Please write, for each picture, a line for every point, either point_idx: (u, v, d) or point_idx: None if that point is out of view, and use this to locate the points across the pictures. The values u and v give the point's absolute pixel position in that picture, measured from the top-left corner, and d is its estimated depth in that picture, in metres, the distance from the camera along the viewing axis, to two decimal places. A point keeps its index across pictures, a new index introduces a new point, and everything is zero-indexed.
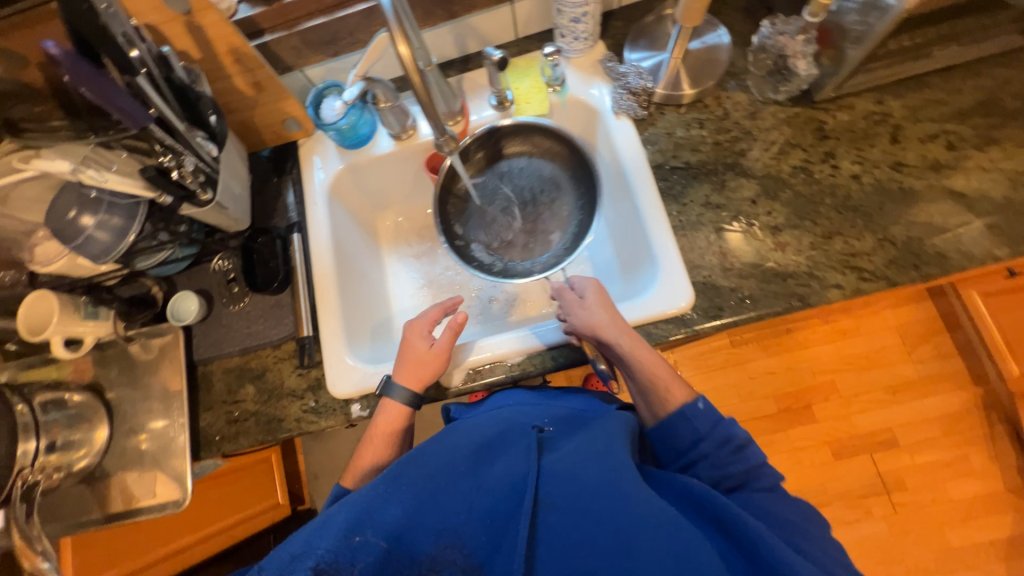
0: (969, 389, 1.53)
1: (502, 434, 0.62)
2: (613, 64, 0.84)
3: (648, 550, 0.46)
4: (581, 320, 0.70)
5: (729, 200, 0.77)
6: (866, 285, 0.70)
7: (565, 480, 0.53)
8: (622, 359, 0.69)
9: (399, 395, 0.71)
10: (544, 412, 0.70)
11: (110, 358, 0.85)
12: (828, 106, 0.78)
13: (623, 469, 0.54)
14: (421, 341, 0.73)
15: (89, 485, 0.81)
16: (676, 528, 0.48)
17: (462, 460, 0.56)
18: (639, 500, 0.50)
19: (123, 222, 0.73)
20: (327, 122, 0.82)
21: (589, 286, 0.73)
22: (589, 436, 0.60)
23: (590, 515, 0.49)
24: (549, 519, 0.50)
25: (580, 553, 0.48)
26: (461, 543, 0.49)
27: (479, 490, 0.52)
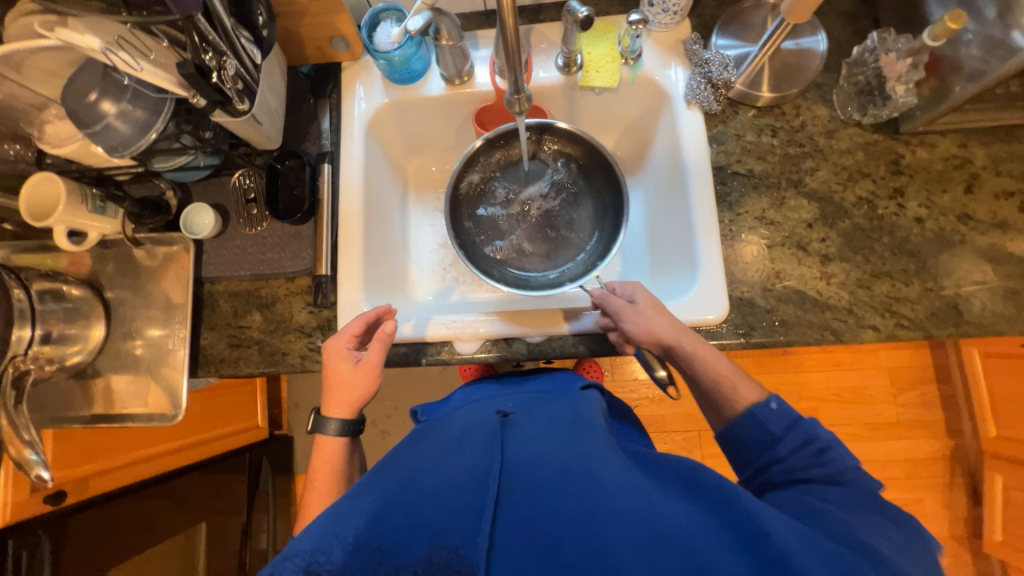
0: (942, 439, 1.57)
1: (469, 426, 0.62)
2: (698, 47, 0.78)
3: (615, 520, 0.44)
4: (637, 327, 0.65)
5: (785, 219, 0.74)
6: (902, 332, 0.69)
7: (529, 465, 0.52)
8: (686, 361, 0.64)
9: (333, 429, 0.69)
10: (508, 401, 0.72)
11: (112, 257, 0.81)
12: (909, 140, 0.74)
13: (586, 450, 0.53)
14: (347, 366, 0.68)
15: (79, 382, 0.79)
16: (642, 499, 0.46)
17: (431, 456, 0.55)
18: (602, 476, 0.49)
19: (147, 116, 0.67)
20: (380, 49, 0.75)
21: (637, 290, 0.69)
22: (557, 428, 0.60)
23: (552, 494, 0.48)
24: (512, 501, 0.48)
25: (553, 528, 0.45)
26: (451, 543, 0.44)
27: (445, 478, 0.51)
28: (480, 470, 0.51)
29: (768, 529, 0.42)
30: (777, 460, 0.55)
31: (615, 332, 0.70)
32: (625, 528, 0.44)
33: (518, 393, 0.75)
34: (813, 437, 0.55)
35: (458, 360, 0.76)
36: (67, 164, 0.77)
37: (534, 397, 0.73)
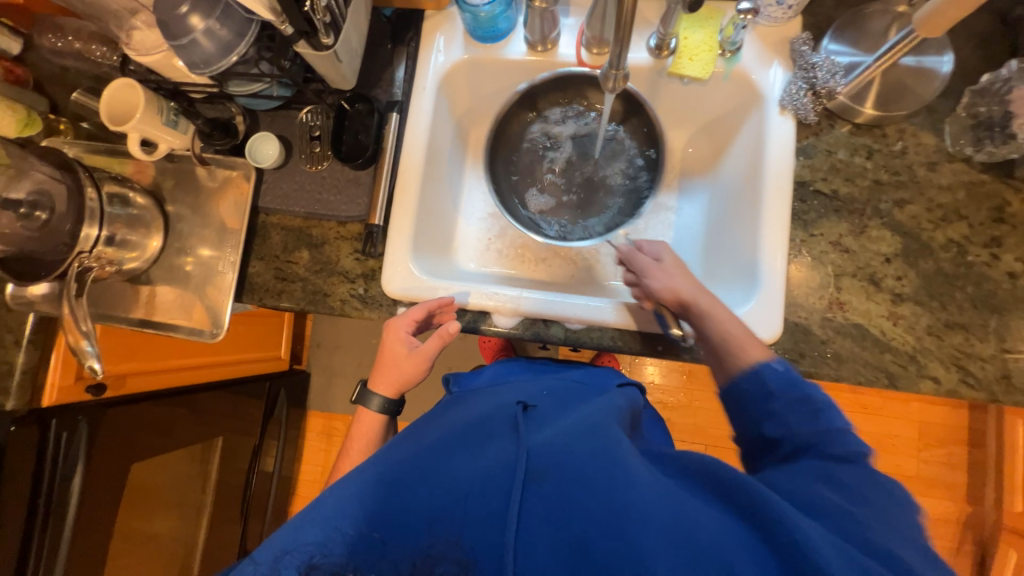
0: (958, 503, 1.51)
1: (494, 407, 0.61)
2: (807, 49, 0.71)
3: (647, 518, 0.44)
4: (659, 282, 0.70)
5: (862, 250, 0.69)
6: (964, 389, 0.65)
7: (555, 449, 0.50)
8: (698, 317, 0.66)
9: (375, 405, 0.72)
10: (543, 385, 0.71)
11: (175, 172, 0.83)
12: (1020, 187, 0.67)
13: (614, 442, 0.52)
14: (404, 351, 0.71)
15: (132, 286, 0.82)
16: (673, 500, 0.46)
17: (453, 437, 0.54)
18: (632, 472, 0.48)
19: (230, 38, 0.67)
20: (469, 1, 0.72)
21: (664, 251, 0.74)
22: (583, 416, 0.59)
23: (583, 486, 0.46)
24: (540, 490, 0.46)
25: (579, 523, 0.44)
26: (468, 535, 0.44)
27: (464, 466, 0.49)
28: (506, 453, 0.49)
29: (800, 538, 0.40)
30: (772, 416, 0.55)
31: (636, 288, 0.74)
32: (657, 527, 0.43)
33: (549, 379, 0.75)
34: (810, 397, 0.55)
35: (493, 333, 0.76)
36: (148, 74, 0.78)
37: (562, 387, 0.72)
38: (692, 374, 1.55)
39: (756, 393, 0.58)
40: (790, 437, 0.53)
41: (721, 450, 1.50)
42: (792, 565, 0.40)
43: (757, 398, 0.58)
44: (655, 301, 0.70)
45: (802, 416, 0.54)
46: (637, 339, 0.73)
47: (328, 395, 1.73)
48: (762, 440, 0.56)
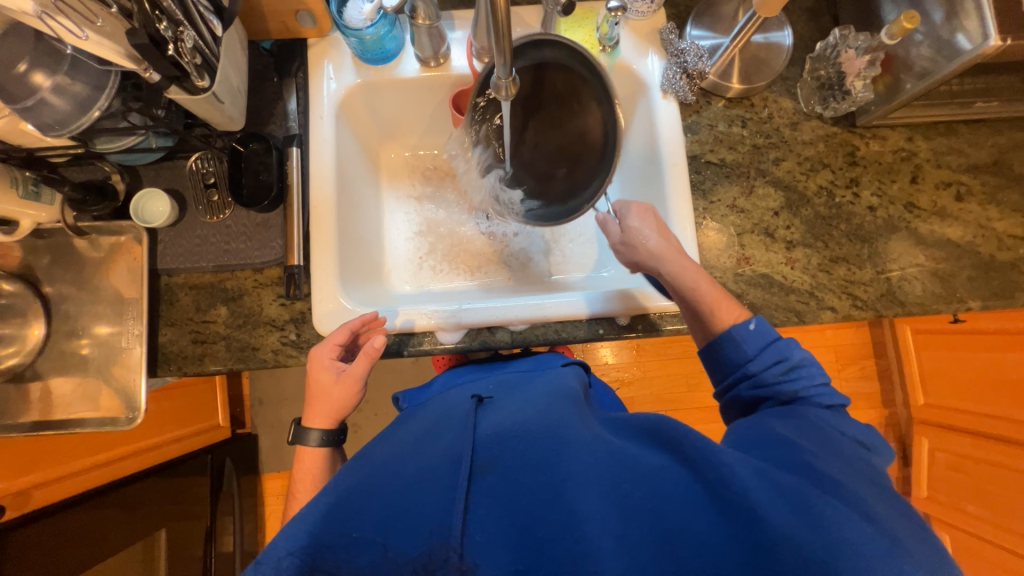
0: (878, 409, 1.73)
1: (444, 413, 0.61)
2: (674, 37, 0.79)
3: (587, 488, 0.46)
4: (625, 255, 0.69)
5: (754, 208, 0.77)
6: (856, 312, 0.75)
7: (501, 440, 0.52)
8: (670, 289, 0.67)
9: (314, 439, 0.68)
10: (490, 380, 0.74)
11: (47, 249, 0.73)
12: (864, 133, 0.79)
13: (560, 420, 0.55)
14: (332, 378, 0.67)
15: (17, 386, 0.72)
16: (613, 461, 0.48)
17: (410, 445, 0.55)
18: (575, 443, 0.50)
19: (88, 92, 0.60)
20: (351, 27, 0.71)
21: (638, 212, 0.68)
22: (525, 402, 0.61)
23: (525, 468, 0.48)
24: (484, 482, 0.48)
25: (525, 503, 0.46)
26: (432, 524, 0.44)
27: (418, 466, 0.50)
28: (454, 453, 0.51)
29: (728, 475, 0.44)
30: (748, 376, 0.60)
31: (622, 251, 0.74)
32: (591, 496, 0.45)
33: (500, 374, 0.77)
34: (789, 356, 0.59)
35: (440, 351, 0.76)
36: None
37: (510, 378, 0.73)
38: (640, 348, 1.63)
39: (737, 356, 0.61)
40: (753, 386, 0.59)
41: (679, 413, 1.60)
42: (729, 507, 0.43)
43: (738, 362, 0.60)
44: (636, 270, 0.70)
45: (766, 363, 0.59)
46: (580, 327, 0.76)
47: (281, 452, 1.61)
48: (743, 402, 0.60)
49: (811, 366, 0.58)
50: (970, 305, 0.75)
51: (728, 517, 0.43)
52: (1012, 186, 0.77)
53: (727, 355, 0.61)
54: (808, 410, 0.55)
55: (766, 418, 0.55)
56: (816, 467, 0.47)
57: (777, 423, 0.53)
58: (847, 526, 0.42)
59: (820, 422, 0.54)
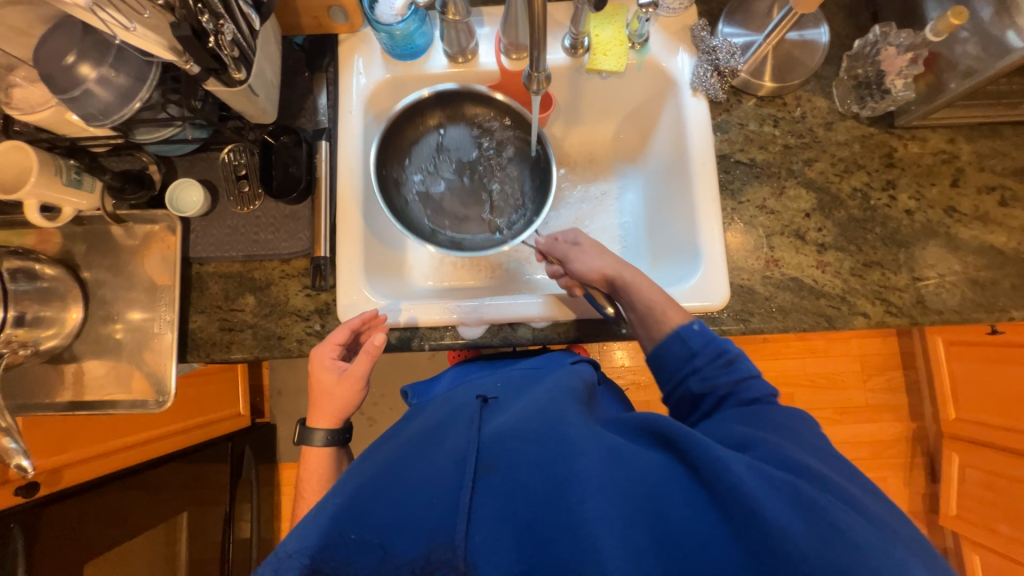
0: (905, 421, 1.68)
1: (450, 409, 0.61)
2: (705, 34, 0.77)
3: (591, 487, 0.45)
4: (583, 265, 0.72)
5: (785, 208, 0.76)
6: (890, 319, 0.72)
7: (501, 434, 0.51)
8: (628, 291, 0.70)
9: (319, 439, 0.70)
10: (500, 377, 0.74)
11: (86, 235, 0.76)
12: (902, 134, 0.76)
13: (560, 416, 0.54)
14: (336, 376, 0.69)
15: (54, 366, 0.75)
16: (616, 461, 0.48)
17: (413, 443, 0.54)
18: (576, 439, 0.50)
19: (130, 83, 0.62)
20: (382, 22, 0.72)
21: (579, 235, 0.77)
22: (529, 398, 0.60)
23: (528, 464, 0.47)
24: (488, 482, 0.47)
25: (527, 503, 0.45)
26: (432, 526, 0.44)
27: (424, 464, 0.50)
28: (457, 452, 0.50)
29: (725, 476, 0.44)
30: (694, 371, 0.60)
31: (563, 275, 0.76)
32: (598, 495, 0.44)
33: (506, 372, 0.77)
34: (728, 351, 0.60)
35: (460, 345, 0.76)
36: (37, 133, 0.70)
37: (519, 375, 0.73)
38: None
39: (681, 355, 0.62)
40: (700, 380, 0.60)
41: None
42: (731, 510, 0.42)
43: (684, 359, 0.61)
44: (583, 285, 0.73)
45: (711, 361, 0.60)
46: (600, 326, 0.76)
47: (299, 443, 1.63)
48: (690, 395, 0.61)
49: (747, 360, 0.60)
50: (1013, 314, 0.72)
51: (731, 521, 0.42)
52: None
53: (673, 354, 0.62)
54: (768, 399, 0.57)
55: (730, 420, 0.55)
56: (801, 463, 0.47)
57: (742, 425, 0.54)
58: (856, 528, 0.41)
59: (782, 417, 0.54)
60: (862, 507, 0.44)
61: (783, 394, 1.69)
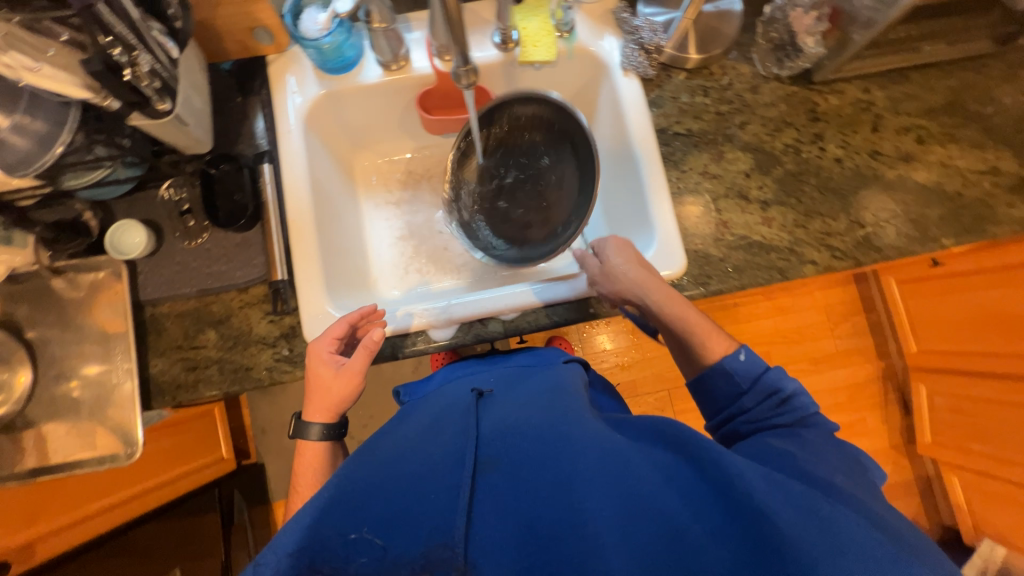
0: (874, 362, 1.77)
1: (444, 410, 0.62)
2: (627, 15, 0.80)
3: (590, 484, 0.47)
4: (606, 286, 0.71)
5: (725, 171, 0.79)
6: (837, 263, 0.76)
7: (502, 437, 0.53)
8: (660, 317, 0.69)
9: (314, 434, 0.68)
10: (493, 372, 0.76)
11: (26, 294, 0.72)
12: (822, 89, 0.81)
13: (561, 417, 0.56)
14: (337, 367, 0.67)
15: (9, 436, 0.71)
16: (619, 457, 0.49)
17: (411, 443, 0.55)
18: (578, 439, 0.51)
19: (49, 129, 0.60)
20: (307, 37, 0.71)
21: (610, 248, 0.72)
22: (526, 399, 0.62)
23: (530, 467, 0.49)
24: (487, 479, 0.49)
25: (527, 498, 0.47)
26: (432, 520, 0.45)
27: (423, 462, 0.51)
28: (455, 450, 0.52)
29: (732, 475, 0.45)
30: (742, 411, 0.61)
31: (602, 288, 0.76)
32: (601, 495, 0.46)
33: (500, 367, 0.78)
34: (781, 390, 0.60)
35: (434, 348, 0.76)
36: None
37: (511, 371, 0.75)
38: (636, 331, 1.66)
39: (728, 393, 0.63)
40: (749, 420, 0.61)
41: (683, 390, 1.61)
42: (730, 502, 0.44)
43: (733, 398, 0.62)
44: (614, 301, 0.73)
45: (760, 399, 0.61)
46: (570, 309, 0.77)
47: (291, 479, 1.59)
48: (736, 433, 0.62)
49: (804, 397, 0.60)
50: (944, 243, 0.77)
51: (734, 517, 0.43)
52: (967, 125, 0.81)
53: (720, 390, 0.63)
54: (812, 424, 0.58)
55: (765, 436, 0.57)
56: (822, 479, 0.49)
57: (777, 439, 0.56)
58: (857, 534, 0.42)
59: (821, 438, 0.56)
60: (875, 521, 0.45)
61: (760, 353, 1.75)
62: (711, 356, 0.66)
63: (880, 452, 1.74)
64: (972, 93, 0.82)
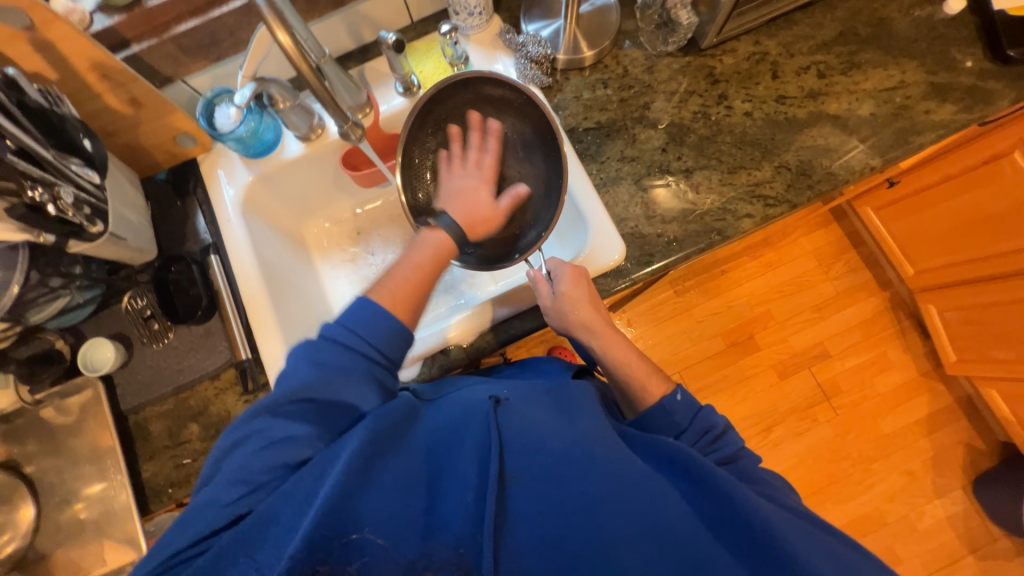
0: (879, 294, 1.73)
1: (458, 409, 0.59)
2: (512, 36, 0.84)
3: (615, 508, 0.50)
4: (554, 320, 0.72)
5: (642, 152, 0.81)
6: (772, 211, 0.77)
7: (528, 450, 0.53)
8: (597, 355, 0.73)
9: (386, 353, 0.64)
10: (505, 385, 0.67)
11: (21, 429, 0.76)
12: (714, 52, 0.84)
13: (586, 432, 0.56)
14: (374, 323, 0.56)
15: (26, 571, 0.73)
16: (646, 484, 0.52)
17: (426, 447, 0.54)
18: (603, 462, 0.53)
19: (4, 274, 0.65)
20: (224, 132, 0.77)
21: (568, 285, 0.70)
22: (544, 404, 0.61)
23: (556, 485, 0.51)
24: (515, 494, 0.51)
25: (552, 517, 0.50)
26: (456, 543, 0.48)
27: (447, 477, 0.52)
28: (480, 464, 0.52)
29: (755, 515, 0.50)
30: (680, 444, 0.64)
31: None
32: (627, 522, 0.49)
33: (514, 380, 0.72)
34: (714, 427, 0.65)
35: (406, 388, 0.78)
36: None
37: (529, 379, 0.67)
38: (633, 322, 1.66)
39: (669, 423, 0.65)
40: None
41: None
42: (733, 526, 0.51)
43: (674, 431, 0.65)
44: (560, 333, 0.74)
45: (697, 435, 0.65)
46: (526, 319, 0.78)
47: None
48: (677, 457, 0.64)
49: (734, 433, 0.66)
50: (873, 164, 0.77)
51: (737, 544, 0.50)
52: (864, 49, 0.82)
53: (662, 425, 0.66)
54: (743, 456, 0.63)
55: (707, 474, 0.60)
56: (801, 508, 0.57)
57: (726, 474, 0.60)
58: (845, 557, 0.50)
59: (759, 473, 0.61)
60: (841, 536, 0.54)
61: (762, 313, 1.72)
62: (651, 397, 0.69)
63: (912, 384, 1.68)
64: (860, 18, 0.84)
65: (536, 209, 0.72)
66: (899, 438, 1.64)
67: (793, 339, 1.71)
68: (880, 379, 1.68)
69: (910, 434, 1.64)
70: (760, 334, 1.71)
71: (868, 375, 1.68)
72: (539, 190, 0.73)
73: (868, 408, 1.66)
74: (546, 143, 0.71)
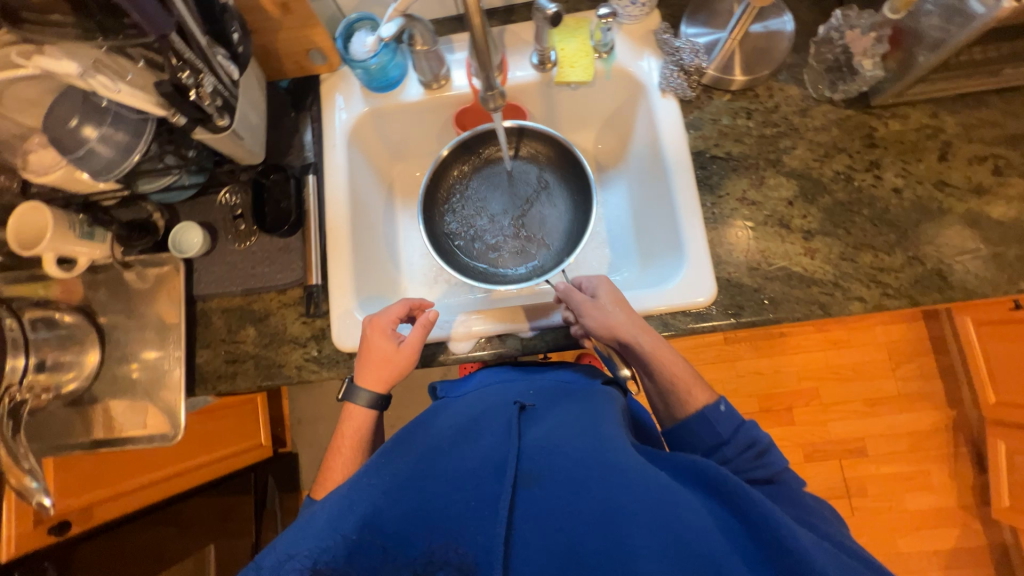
0: (944, 409, 1.59)
1: (483, 411, 0.62)
2: (668, 36, 0.79)
3: (638, 517, 0.45)
4: (594, 320, 0.68)
5: (766, 198, 0.75)
6: (889, 301, 0.70)
7: (546, 454, 0.52)
8: (642, 360, 0.67)
9: (363, 400, 0.68)
10: (530, 387, 0.69)
11: (103, 282, 0.81)
12: (882, 113, 0.75)
13: (606, 441, 0.54)
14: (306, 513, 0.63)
15: (77, 410, 0.79)
16: (668, 496, 0.47)
17: (448, 441, 0.56)
18: (622, 469, 0.49)
19: (128, 139, 0.68)
20: (355, 58, 0.75)
21: (600, 285, 0.71)
22: (567, 416, 0.60)
23: (572, 490, 0.48)
24: (529, 493, 0.48)
25: (564, 524, 0.45)
26: (458, 542, 0.45)
27: (462, 466, 0.51)
28: (498, 457, 0.52)
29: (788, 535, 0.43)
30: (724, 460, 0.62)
31: (577, 326, 0.72)
32: (649, 533, 0.44)
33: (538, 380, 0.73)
34: (758, 442, 0.62)
35: (455, 361, 0.77)
36: (53, 193, 0.77)
37: (554, 387, 0.69)
38: None
39: (710, 438, 0.63)
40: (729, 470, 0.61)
41: None
42: (784, 561, 0.43)
43: (713, 444, 0.63)
44: (597, 340, 0.69)
45: (740, 451, 0.61)
46: None
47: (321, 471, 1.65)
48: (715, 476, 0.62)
49: (776, 451, 0.62)
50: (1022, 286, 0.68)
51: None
52: None
53: (701, 436, 0.64)
54: (786, 479, 0.60)
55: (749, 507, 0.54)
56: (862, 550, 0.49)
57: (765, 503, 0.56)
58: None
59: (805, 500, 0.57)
60: None
61: (809, 389, 1.62)
62: (693, 404, 0.65)
63: (945, 511, 1.56)
64: None
65: (559, 248, 0.84)
66: (913, 560, 1.53)
67: (833, 425, 1.61)
68: (913, 496, 1.56)
69: (926, 561, 1.53)
70: (800, 409, 1.62)
71: (903, 487, 1.57)
72: (561, 231, 0.85)
73: (890, 521, 1.55)
74: (572, 191, 0.85)
